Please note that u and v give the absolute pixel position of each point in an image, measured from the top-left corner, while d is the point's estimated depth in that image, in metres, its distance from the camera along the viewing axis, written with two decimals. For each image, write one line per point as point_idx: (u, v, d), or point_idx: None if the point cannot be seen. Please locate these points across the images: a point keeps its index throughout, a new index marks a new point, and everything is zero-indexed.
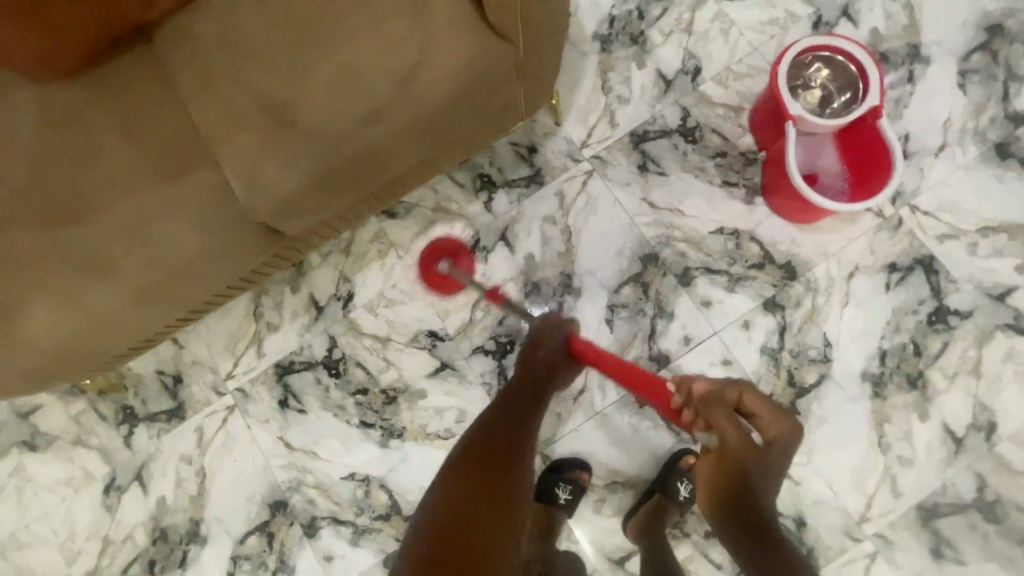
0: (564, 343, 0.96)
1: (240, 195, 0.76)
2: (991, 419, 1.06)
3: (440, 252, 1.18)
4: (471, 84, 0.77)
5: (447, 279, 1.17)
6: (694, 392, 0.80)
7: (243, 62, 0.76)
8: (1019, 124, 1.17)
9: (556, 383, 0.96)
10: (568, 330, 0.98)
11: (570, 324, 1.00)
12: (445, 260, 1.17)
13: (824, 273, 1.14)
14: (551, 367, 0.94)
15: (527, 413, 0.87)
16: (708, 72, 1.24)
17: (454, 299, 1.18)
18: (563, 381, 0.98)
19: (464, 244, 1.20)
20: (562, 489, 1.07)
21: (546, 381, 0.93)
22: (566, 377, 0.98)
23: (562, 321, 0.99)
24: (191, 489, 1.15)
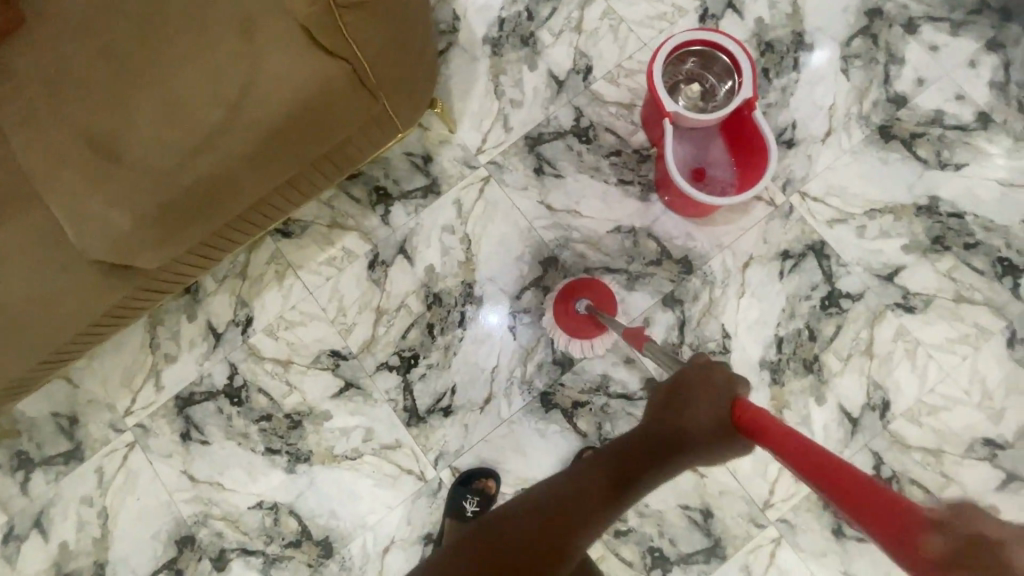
0: (724, 417, 0.63)
1: (73, 235, 0.74)
2: (885, 398, 1.09)
3: (580, 291, 1.12)
4: (308, 106, 0.75)
5: (587, 322, 1.10)
6: (935, 555, 0.38)
7: (66, 96, 0.74)
8: (900, 106, 1.19)
9: (699, 460, 0.64)
10: (731, 394, 0.64)
11: (737, 388, 0.65)
12: (585, 301, 1.11)
13: (720, 264, 1.15)
14: (690, 437, 0.63)
15: (590, 501, 0.62)
16: (600, 70, 1.23)
17: (593, 345, 1.11)
18: (708, 460, 0.64)
19: (604, 282, 1.13)
20: (471, 501, 1.05)
21: (660, 460, 0.64)
22: (713, 459, 0.64)
23: (724, 373, 0.65)
24: (94, 532, 1.11)
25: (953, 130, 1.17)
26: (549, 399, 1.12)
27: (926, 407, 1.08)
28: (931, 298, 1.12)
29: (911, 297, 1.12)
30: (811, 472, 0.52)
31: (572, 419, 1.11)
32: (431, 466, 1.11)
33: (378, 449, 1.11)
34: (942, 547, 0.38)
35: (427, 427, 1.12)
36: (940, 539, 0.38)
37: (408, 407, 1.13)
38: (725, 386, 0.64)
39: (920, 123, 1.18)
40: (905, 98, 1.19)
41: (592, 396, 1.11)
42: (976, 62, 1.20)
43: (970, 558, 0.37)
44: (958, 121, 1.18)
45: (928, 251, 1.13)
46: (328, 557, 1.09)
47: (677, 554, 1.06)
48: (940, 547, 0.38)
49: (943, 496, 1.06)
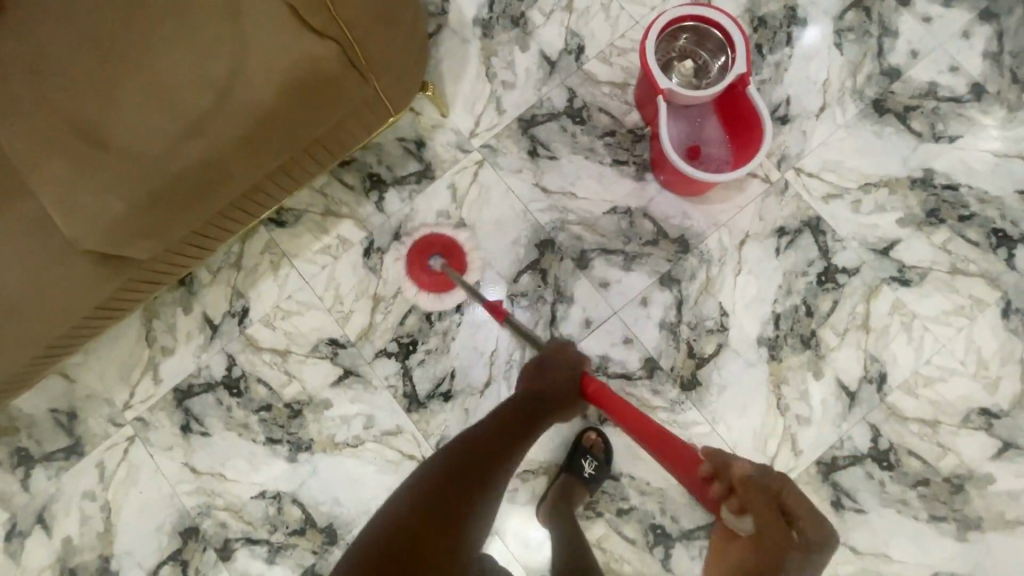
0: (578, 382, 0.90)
1: (62, 225, 0.72)
2: (882, 371, 1.10)
3: (428, 248, 1.15)
4: (299, 87, 0.74)
5: (439, 277, 1.13)
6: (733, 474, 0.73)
7: (46, 82, 0.72)
8: (894, 80, 1.18)
9: (559, 418, 0.88)
10: (579, 366, 0.91)
11: (583, 361, 0.92)
12: (438, 257, 1.14)
13: (717, 242, 1.14)
14: (557, 398, 0.87)
15: (490, 461, 0.76)
16: (592, 50, 1.22)
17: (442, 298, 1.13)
18: (567, 418, 0.90)
19: (458, 241, 1.16)
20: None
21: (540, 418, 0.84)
22: (567, 415, 0.89)
23: (572, 353, 0.92)
24: (98, 526, 1.11)
25: (947, 102, 1.17)
26: None
27: (923, 379, 1.09)
28: (927, 271, 1.12)
29: (907, 270, 1.12)
30: (655, 438, 0.81)
31: None
32: (432, 451, 1.11)
33: (379, 436, 1.12)
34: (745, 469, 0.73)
35: (427, 413, 1.12)
36: (744, 468, 0.73)
37: (408, 393, 1.13)
38: (577, 358, 0.92)
39: (914, 96, 1.18)
40: (899, 71, 1.18)
41: None
42: (969, 33, 1.19)
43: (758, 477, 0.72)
44: (953, 93, 1.17)
45: (923, 225, 1.13)
46: (333, 543, 1.09)
47: (679, 531, 1.07)
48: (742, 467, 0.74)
49: (940, 466, 1.07)
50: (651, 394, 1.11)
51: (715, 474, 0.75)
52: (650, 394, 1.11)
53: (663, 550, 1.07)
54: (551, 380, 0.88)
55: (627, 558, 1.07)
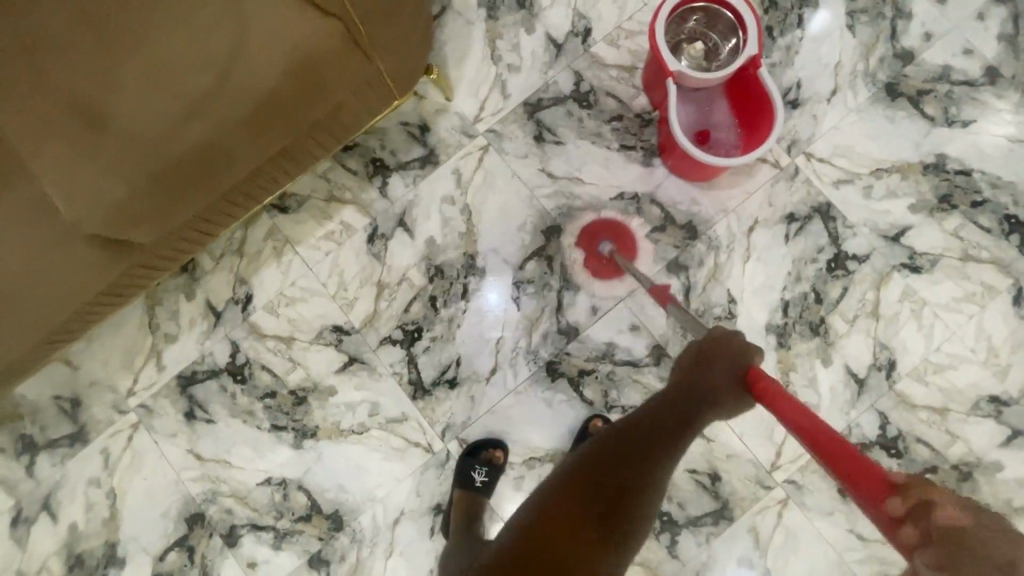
0: (743, 373, 0.73)
1: (63, 208, 0.71)
2: (891, 358, 1.09)
3: (602, 232, 1.14)
4: (301, 67, 0.72)
5: (608, 263, 1.13)
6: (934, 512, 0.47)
7: (42, 61, 0.70)
8: (907, 63, 1.16)
9: (722, 412, 0.74)
10: (745, 362, 0.73)
11: (751, 354, 0.74)
12: (606, 242, 1.12)
13: (725, 229, 1.13)
14: (710, 394, 0.73)
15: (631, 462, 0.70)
16: (599, 32, 1.19)
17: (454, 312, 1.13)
18: (732, 412, 0.74)
19: (627, 224, 1.14)
20: (479, 472, 1.06)
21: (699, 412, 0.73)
22: (732, 410, 0.74)
23: (739, 343, 0.74)
24: (103, 512, 1.11)
25: (960, 85, 1.15)
26: (555, 369, 1.11)
27: (932, 366, 1.08)
28: (938, 257, 1.11)
29: (918, 257, 1.11)
30: (823, 441, 0.59)
31: (579, 388, 1.11)
32: (438, 438, 1.11)
33: (384, 423, 1.11)
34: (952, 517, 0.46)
35: (433, 400, 1.11)
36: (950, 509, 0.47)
37: (413, 380, 1.12)
38: (740, 348, 0.74)
39: (927, 80, 1.15)
40: (912, 54, 1.16)
41: (597, 364, 1.11)
42: (984, 15, 1.16)
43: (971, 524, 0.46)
44: (967, 76, 1.15)
45: (935, 211, 1.12)
46: (339, 530, 1.09)
47: (685, 518, 1.07)
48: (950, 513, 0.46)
49: (948, 454, 1.06)
50: (658, 381, 1.10)
51: (901, 487, 0.50)
52: (656, 381, 1.10)
53: (669, 536, 1.07)
54: (710, 369, 0.74)
55: None
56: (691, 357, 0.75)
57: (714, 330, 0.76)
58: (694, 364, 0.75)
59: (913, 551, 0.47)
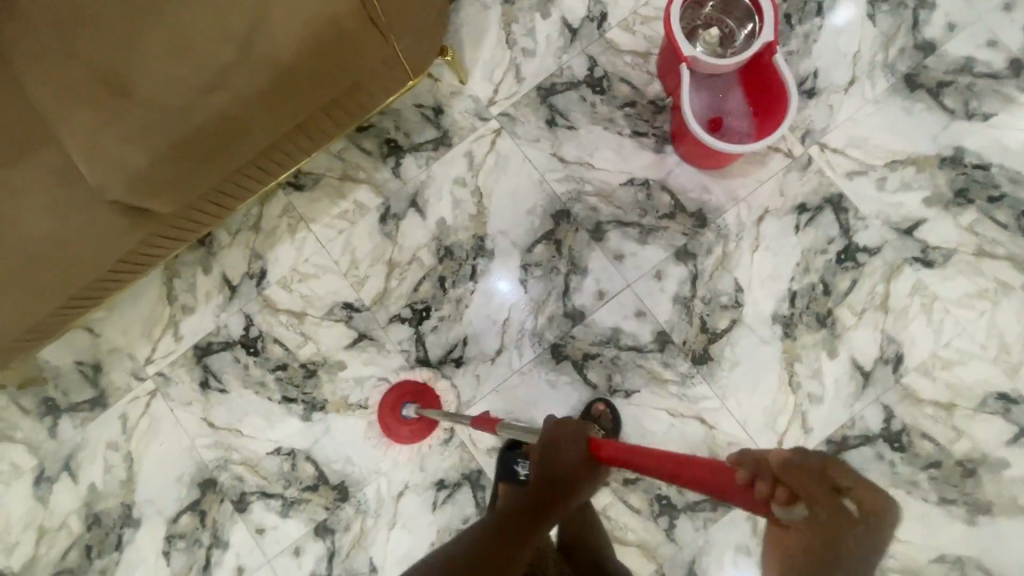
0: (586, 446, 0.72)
1: (88, 175, 0.74)
2: (898, 352, 1.08)
3: (407, 394, 1.12)
4: (318, 42, 0.74)
5: (416, 424, 1.11)
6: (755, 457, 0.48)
7: (67, 28, 0.72)
8: (928, 54, 1.14)
9: (574, 501, 0.73)
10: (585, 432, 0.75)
11: (588, 426, 0.76)
12: (410, 404, 1.11)
13: (735, 218, 1.13)
14: (566, 482, 0.71)
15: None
16: (615, 18, 1.19)
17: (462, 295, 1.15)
18: (586, 492, 0.74)
19: (432, 384, 1.13)
20: (521, 467, 1.02)
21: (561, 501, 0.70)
22: (579, 495, 0.73)
23: (576, 422, 0.76)
24: (121, 474, 1.16)
25: (983, 78, 1.13)
26: (560, 352, 1.13)
27: (940, 361, 1.08)
28: (951, 252, 1.10)
29: (931, 251, 1.10)
30: (674, 462, 0.55)
31: (582, 371, 1.12)
32: (443, 415, 1.13)
33: (391, 399, 1.14)
34: (785, 457, 0.46)
35: (439, 378, 1.14)
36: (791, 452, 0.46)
37: (420, 358, 1.14)
38: (579, 429, 0.75)
39: (949, 71, 1.13)
40: (934, 45, 1.14)
41: (602, 348, 1.12)
42: (1011, 6, 1.14)
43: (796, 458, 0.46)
44: (990, 69, 1.13)
45: (950, 205, 1.10)
46: (344, 501, 1.12)
47: (684, 502, 1.08)
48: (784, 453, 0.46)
49: (953, 449, 1.06)
50: (662, 367, 1.11)
51: (738, 459, 0.49)
52: (660, 367, 1.11)
53: (667, 520, 1.08)
54: (562, 446, 0.73)
55: (631, 526, 1.08)
56: (545, 442, 0.75)
57: (566, 417, 0.77)
58: (543, 455, 0.74)
59: (764, 502, 0.46)
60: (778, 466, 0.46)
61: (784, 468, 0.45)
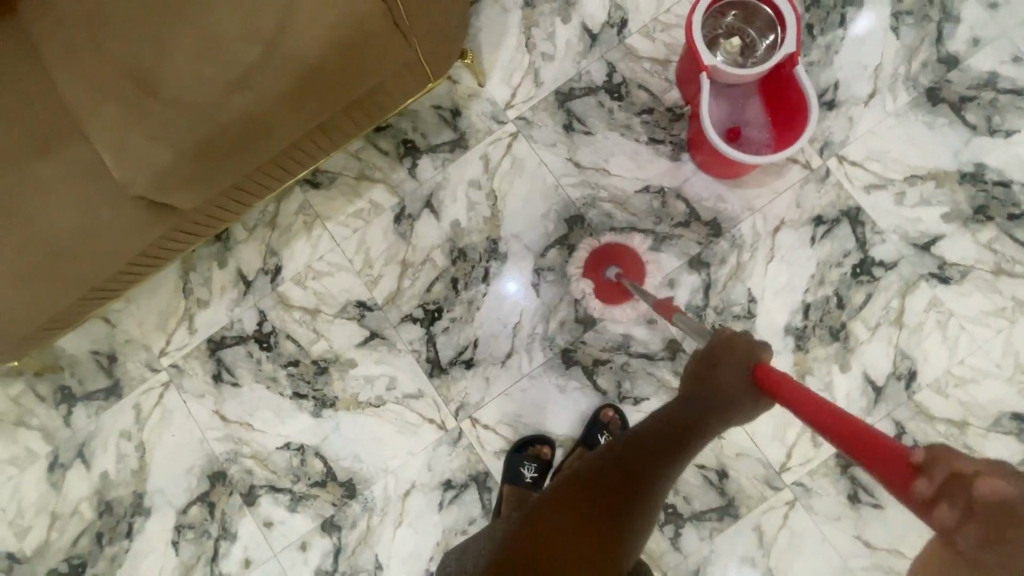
0: (751, 372, 0.66)
1: (114, 171, 0.76)
2: (912, 368, 1.07)
3: (606, 258, 1.13)
4: (342, 45, 0.74)
5: (614, 286, 1.12)
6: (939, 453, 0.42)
7: (97, 26, 0.73)
8: (951, 68, 1.13)
9: (737, 421, 0.68)
10: (756, 355, 0.67)
11: (761, 347, 0.68)
12: (614, 267, 1.12)
13: (750, 228, 1.12)
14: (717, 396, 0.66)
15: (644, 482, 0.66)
16: (635, 24, 1.19)
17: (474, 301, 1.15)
18: (744, 419, 0.68)
19: (631, 247, 1.13)
20: (528, 467, 1.08)
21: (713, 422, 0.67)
22: (746, 415, 0.67)
23: (746, 344, 0.67)
24: (133, 464, 1.17)
25: (1006, 94, 1.12)
26: (570, 356, 1.13)
27: (954, 379, 1.07)
28: (968, 269, 1.09)
29: (948, 268, 1.09)
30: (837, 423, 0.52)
31: (592, 376, 1.12)
32: (452, 416, 1.13)
33: (401, 398, 1.14)
34: (996, 489, 0.37)
35: (449, 379, 1.14)
36: (991, 477, 0.38)
37: (431, 358, 1.15)
38: (746, 346, 0.67)
39: (972, 86, 1.12)
40: (958, 60, 1.13)
41: (612, 354, 1.12)
42: None
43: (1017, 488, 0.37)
44: (1014, 85, 1.12)
45: (969, 221, 1.09)
46: (352, 498, 1.13)
47: (690, 511, 1.08)
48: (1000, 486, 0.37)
49: None
50: (672, 376, 1.11)
51: (926, 462, 0.42)
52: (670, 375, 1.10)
53: (673, 529, 1.08)
54: (727, 369, 0.67)
55: None
56: (703, 360, 0.68)
57: (724, 330, 0.70)
58: (698, 373, 0.68)
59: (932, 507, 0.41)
60: (982, 501, 0.38)
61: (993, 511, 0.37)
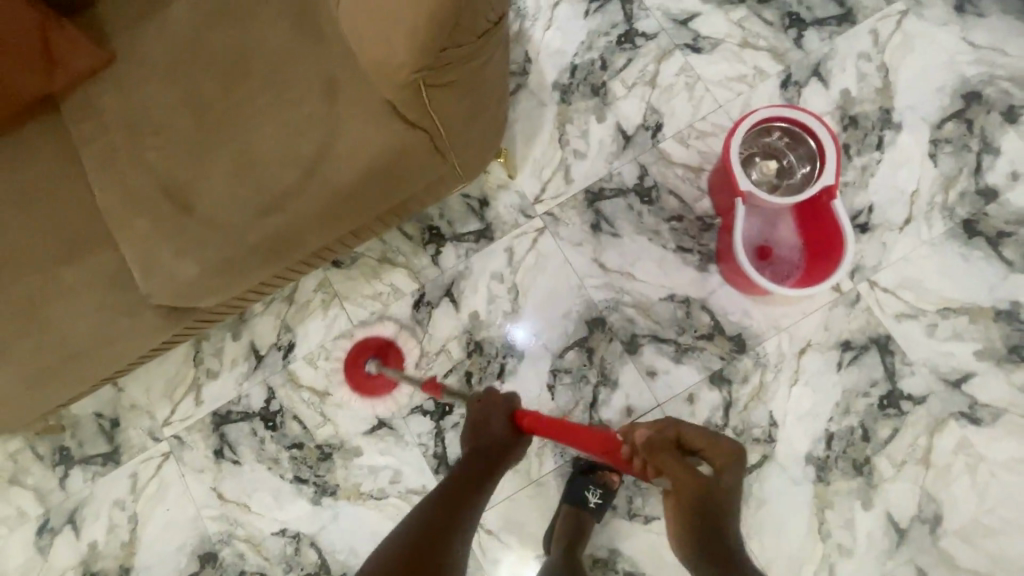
0: (510, 417, 0.87)
1: (139, 279, 0.76)
2: (938, 512, 1.03)
3: (368, 349, 1.14)
4: (382, 173, 0.76)
5: (379, 380, 1.12)
6: (639, 441, 0.76)
7: (149, 138, 0.78)
8: (989, 201, 1.11)
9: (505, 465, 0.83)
10: (511, 402, 0.89)
11: (513, 397, 0.90)
12: (374, 361, 1.13)
13: (775, 347, 1.10)
14: (500, 444, 0.83)
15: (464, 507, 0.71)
16: (669, 129, 1.19)
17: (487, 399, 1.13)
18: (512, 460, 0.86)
19: (511, 333, 1.14)
20: (592, 493, 1.04)
21: (494, 466, 0.80)
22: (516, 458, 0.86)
23: (503, 394, 0.89)
24: (123, 535, 1.14)
25: None
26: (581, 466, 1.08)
27: (981, 528, 1.02)
28: (1001, 411, 1.05)
29: (979, 408, 1.05)
30: (577, 437, 0.82)
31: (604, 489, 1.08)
32: None
33: (403, 492, 1.11)
34: (643, 436, 0.76)
35: None
36: (641, 432, 0.77)
37: (438, 454, 1.12)
38: (507, 397, 0.89)
39: (1010, 221, 1.11)
40: (997, 193, 1.12)
41: (625, 468, 1.08)
42: None
43: (656, 438, 0.75)
44: None
45: (1003, 360, 1.06)
46: None
47: None
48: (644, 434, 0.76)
49: None
50: None
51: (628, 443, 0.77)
52: None
53: None
54: (489, 419, 0.86)
55: None
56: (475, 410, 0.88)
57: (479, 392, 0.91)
58: (473, 426, 0.86)
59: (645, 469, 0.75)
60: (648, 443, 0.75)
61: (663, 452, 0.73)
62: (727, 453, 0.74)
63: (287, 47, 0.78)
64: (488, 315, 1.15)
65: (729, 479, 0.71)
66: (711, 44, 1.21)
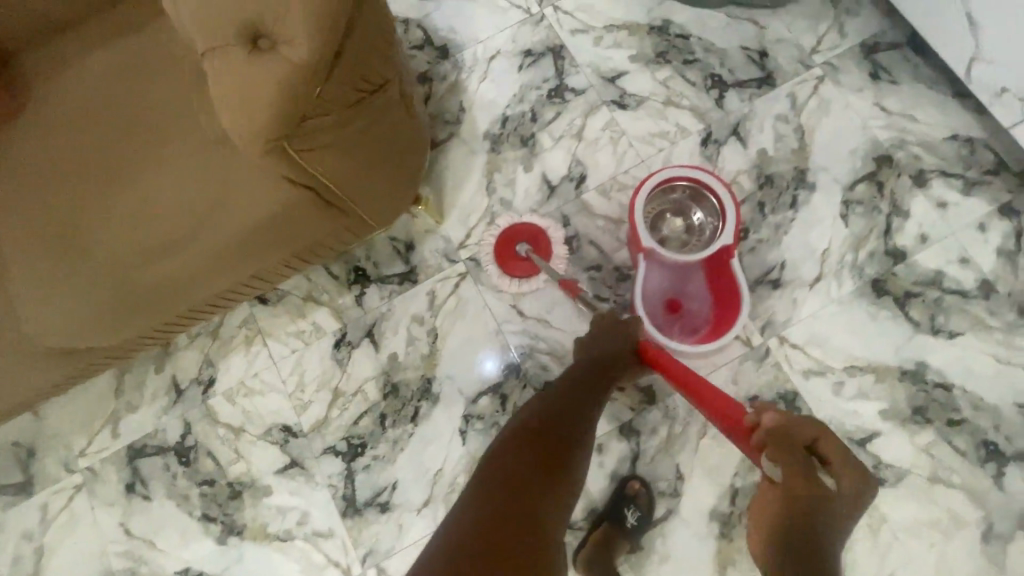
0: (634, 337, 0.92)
1: (32, 319, 0.81)
2: None
3: (521, 234, 1.17)
4: (265, 227, 0.79)
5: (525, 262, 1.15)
6: (763, 420, 0.61)
7: (54, 184, 0.82)
8: (898, 262, 1.14)
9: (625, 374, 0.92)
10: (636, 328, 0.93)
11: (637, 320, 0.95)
12: (524, 244, 1.16)
13: (684, 400, 1.11)
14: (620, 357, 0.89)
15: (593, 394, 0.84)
16: (593, 181, 1.23)
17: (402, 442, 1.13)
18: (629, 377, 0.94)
19: (429, 376, 1.16)
20: None
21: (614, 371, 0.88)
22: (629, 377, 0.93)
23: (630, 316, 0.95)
24: (27, 569, 1.13)
25: (951, 294, 1.12)
26: None
27: None
28: (903, 473, 1.05)
29: (882, 468, 1.06)
30: (686, 381, 0.79)
31: None
32: (358, 561, 1.09)
33: (310, 534, 1.10)
34: (768, 418, 0.60)
35: (362, 520, 1.11)
36: (768, 415, 0.61)
37: (347, 495, 1.12)
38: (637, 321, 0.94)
39: (918, 282, 1.13)
40: (905, 254, 1.14)
41: None
42: (985, 226, 1.14)
43: (780, 425, 0.59)
44: (958, 285, 1.12)
45: (907, 421, 1.07)
46: None
47: None
48: (771, 416, 0.61)
49: None
50: None
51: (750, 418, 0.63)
52: None
53: None
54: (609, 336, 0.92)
55: None
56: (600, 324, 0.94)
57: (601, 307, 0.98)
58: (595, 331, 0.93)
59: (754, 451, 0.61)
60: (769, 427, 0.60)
61: (785, 436, 0.58)
62: (857, 485, 0.56)
63: (187, 104, 0.82)
64: (408, 356, 1.17)
65: (848, 506, 0.55)
66: (636, 100, 1.26)
